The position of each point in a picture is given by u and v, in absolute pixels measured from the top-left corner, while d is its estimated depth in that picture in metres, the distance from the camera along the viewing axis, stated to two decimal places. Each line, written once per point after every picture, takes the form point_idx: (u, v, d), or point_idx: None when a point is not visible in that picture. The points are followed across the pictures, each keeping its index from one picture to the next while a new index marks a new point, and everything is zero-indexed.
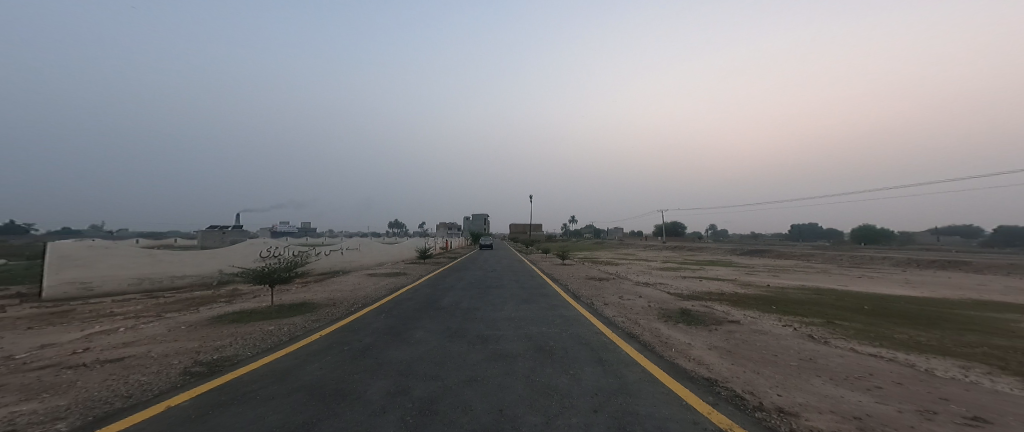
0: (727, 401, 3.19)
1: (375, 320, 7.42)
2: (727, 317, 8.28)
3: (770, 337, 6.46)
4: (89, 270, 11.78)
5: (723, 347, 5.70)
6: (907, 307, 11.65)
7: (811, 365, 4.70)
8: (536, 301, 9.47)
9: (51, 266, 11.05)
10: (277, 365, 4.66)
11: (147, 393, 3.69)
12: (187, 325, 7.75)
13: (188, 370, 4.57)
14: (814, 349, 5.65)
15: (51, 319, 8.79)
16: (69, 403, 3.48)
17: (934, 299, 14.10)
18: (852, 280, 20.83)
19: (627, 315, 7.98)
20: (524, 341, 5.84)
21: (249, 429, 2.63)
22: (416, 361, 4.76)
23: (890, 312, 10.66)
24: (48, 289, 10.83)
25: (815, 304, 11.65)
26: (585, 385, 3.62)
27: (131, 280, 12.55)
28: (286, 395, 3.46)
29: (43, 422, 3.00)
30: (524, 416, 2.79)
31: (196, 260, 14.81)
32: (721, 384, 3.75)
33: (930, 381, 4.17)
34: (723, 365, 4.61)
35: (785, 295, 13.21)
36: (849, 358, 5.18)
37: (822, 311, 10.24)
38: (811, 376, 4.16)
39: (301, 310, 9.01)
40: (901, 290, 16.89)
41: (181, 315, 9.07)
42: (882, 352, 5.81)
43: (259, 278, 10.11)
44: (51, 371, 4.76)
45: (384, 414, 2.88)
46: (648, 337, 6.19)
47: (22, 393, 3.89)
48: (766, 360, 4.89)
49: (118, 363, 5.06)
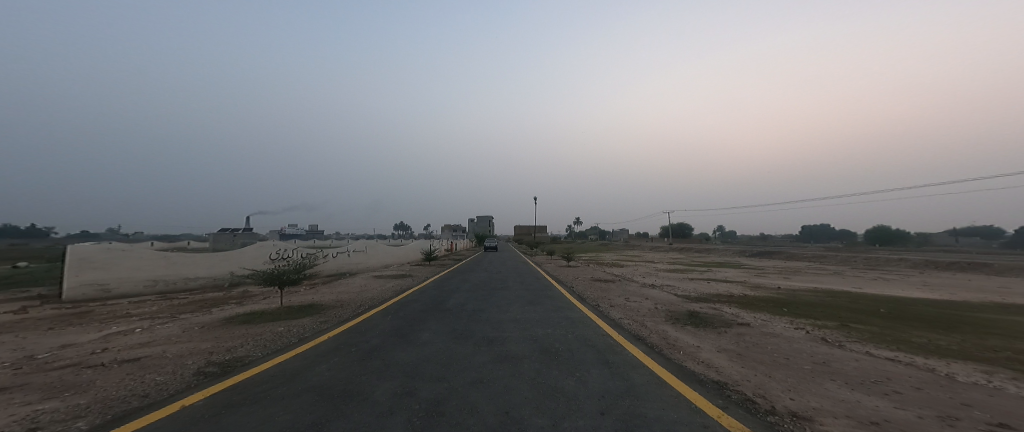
0: (738, 405, 3.10)
1: (382, 322, 7.43)
2: (737, 320, 8.08)
3: (781, 340, 6.31)
4: (106, 272, 12.03)
5: (733, 349, 5.58)
6: (924, 311, 11.29)
7: (824, 368, 4.58)
8: (540, 303, 9.38)
9: (70, 268, 11.33)
10: (287, 366, 4.68)
11: (162, 393, 3.72)
12: (199, 326, 7.85)
13: (201, 371, 4.60)
14: (828, 353, 5.50)
15: (70, 320, 8.98)
16: (88, 402, 3.53)
17: (952, 302, 13.62)
18: (866, 282, 20.30)
19: (633, 318, 7.86)
20: (530, 343, 5.78)
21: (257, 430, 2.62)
22: (421, 363, 4.74)
23: (907, 315, 10.30)
24: (67, 291, 11.14)
25: (829, 306, 11.30)
26: (592, 388, 3.55)
27: (145, 282, 12.82)
28: (294, 396, 3.47)
29: (63, 421, 3.05)
30: (530, 418, 2.75)
31: (207, 262, 15.02)
32: (732, 387, 3.66)
33: (951, 387, 4.00)
34: (733, 369, 4.50)
35: (796, 298, 12.87)
36: (865, 362, 5.01)
37: (836, 314, 9.95)
38: (824, 381, 4.04)
39: (309, 312, 9.05)
40: (918, 292, 16.36)
41: (194, 317, 9.20)
42: (899, 356, 5.61)
43: (269, 279, 10.23)
44: (70, 371, 4.85)
45: (391, 415, 2.86)
46: (655, 339, 6.11)
47: (44, 392, 3.97)
48: (777, 364, 4.76)
49: (134, 364, 5.14)
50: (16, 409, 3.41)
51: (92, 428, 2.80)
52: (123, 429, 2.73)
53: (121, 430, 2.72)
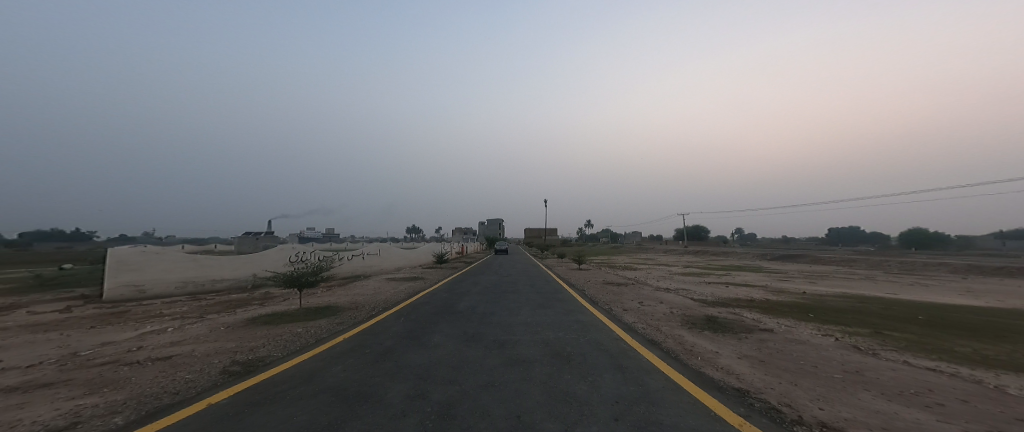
0: (761, 414, 2.98)
1: (395, 324, 7.55)
2: (758, 325, 7.81)
3: (807, 347, 6.04)
4: (142, 274, 12.67)
5: (755, 356, 5.37)
6: (969, 318, 10.57)
7: (857, 377, 4.36)
8: (552, 306, 9.34)
9: (110, 270, 12.04)
10: (305, 366, 4.82)
11: (191, 391, 3.90)
12: (225, 326, 8.19)
13: (226, 370, 4.78)
14: (860, 361, 5.23)
15: (110, 319, 9.54)
16: (124, 398, 3.72)
17: (999, 309, 12.75)
18: (902, 287, 19.24)
19: (648, 322, 7.72)
20: (541, 346, 5.74)
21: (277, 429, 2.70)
22: (433, 365, 4.78)
23: (948, 323, 9.69)
24: (107, 292, 11.83)
25: (859, 312, 10.77)
26: (605, 393, 3.51)
27: (177, 284, 13.44)
28: (312, 396, 3.56)
29: (102, 416, 3.21)
30: (542, 423, 2.73)
31: (233, 264, 15.62)
32: (754, 395, 3.53)
33: (1001, 400, 3.74)
34: (755, 376, 4.34)
35: (822, 303, 12.33)
36: (903, 372, 4.73)
37: (867, 320, 9.47)
38: (858, 390, 3.84)
39: (326, 313, 9.30)
40: (961, 299, 15.39)
41: (220, 317, 9.59)
42: (940, 366, 5.29)
43: (289, 281, 10.55)
44: (109, 368, 5.14)
45: (404, 417, 2.90)
46: (671, 344, 5.96)
47: (86, 388, 4.21)
48: (804, 372, 4.56)
49: (166, 361, 5.40)
50: (62, 404, 3.63)
51: (129, 423, 2.95)
52: (156, 425, 2.86)
53: (154, 426, 2.86)
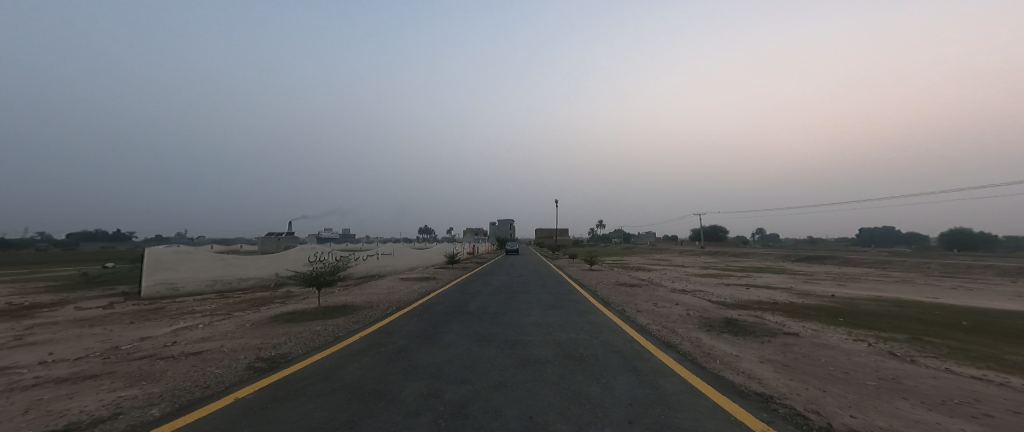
0: (786, 420, 2.84)
1: (409, 323, 7.63)
2: (782, 329, 7.48)
3: (837, 352, 5.73)
4: (176, 272, 13.32)
5: (779, 361, 5.14)
6: (1019, 324, 9.80)
7: (893, 385, 4.09)
8: (564, 307, 9.23)
9: (147, 269, 12.72)
10: (324, 363, 4.92)
11: (220, 385, 4.03)
12: (250, 323, 8.50)
13: (252, 365, 4.94)
14: (897, 368, 4.91)
15: (146, 315, 10.06)
16: (161, 391, 3.90)
17: None
18: (943, 291, 18.03)
19: (663, 324, 7.52)
20: (553, 347, 5.67)
21: (297, 424, 2.76)
22: (446, 364, 4.80)
23: (996, 329, 9.00)
24: (145, 289, 12.50)
25: (894, 317, 10.15)
26: (618, 395, 3.42)
27: (207, 282, 14.05)
28: (330, 393, 3.62)
29: (140, 407, 3.36)
30: (555, 424, 2.68)
31: (258, 263, 16.20)
32: (778, 401, 3.36)
33: None
34: (779, 381, 4.15)
35: (852, 306, 11.69)
36: (944, 381, 4.41)
37: (902, 325, 8.91)
38: (894, 399, 3.60)
39: (343, 312, 9.50)
40: (1011, 304, 14.28)
41: (245, 314, 9.96)
42: (987, 375, 4.91)
43: (309, 280, 10.84)
44: (146, 361, 5.41)
45: (418, 415, 2.91)
46: (688, 347, 5.78)
47: (126, 380, 4.44)
48: (834, 378, 4.31)
49: (197, 356, 5.64)
50: (104, 395, 3.83)
51: (165, 415, 3.07)
52: (190, 417, 2.97)
53: (188, 418, 2.97)
